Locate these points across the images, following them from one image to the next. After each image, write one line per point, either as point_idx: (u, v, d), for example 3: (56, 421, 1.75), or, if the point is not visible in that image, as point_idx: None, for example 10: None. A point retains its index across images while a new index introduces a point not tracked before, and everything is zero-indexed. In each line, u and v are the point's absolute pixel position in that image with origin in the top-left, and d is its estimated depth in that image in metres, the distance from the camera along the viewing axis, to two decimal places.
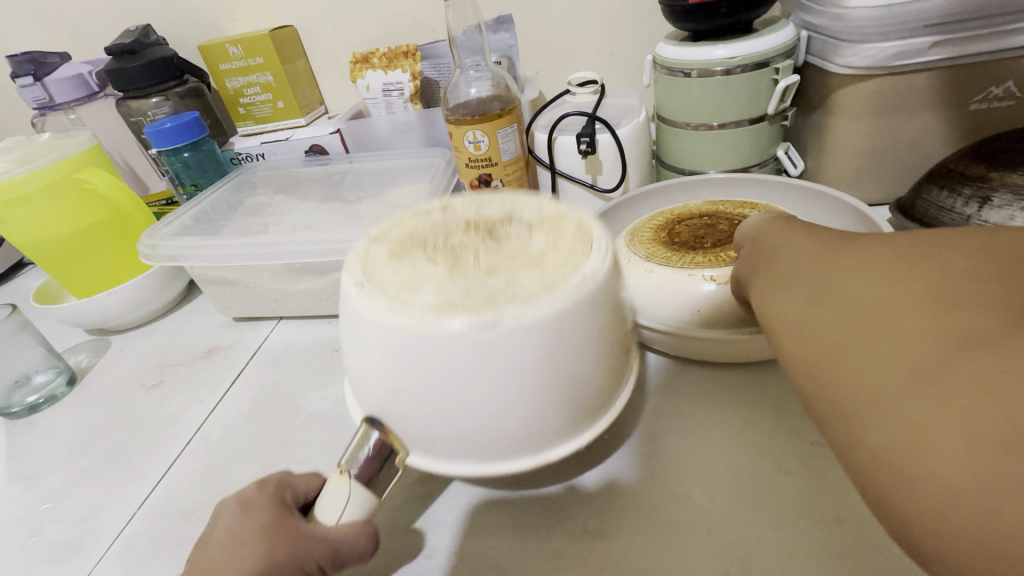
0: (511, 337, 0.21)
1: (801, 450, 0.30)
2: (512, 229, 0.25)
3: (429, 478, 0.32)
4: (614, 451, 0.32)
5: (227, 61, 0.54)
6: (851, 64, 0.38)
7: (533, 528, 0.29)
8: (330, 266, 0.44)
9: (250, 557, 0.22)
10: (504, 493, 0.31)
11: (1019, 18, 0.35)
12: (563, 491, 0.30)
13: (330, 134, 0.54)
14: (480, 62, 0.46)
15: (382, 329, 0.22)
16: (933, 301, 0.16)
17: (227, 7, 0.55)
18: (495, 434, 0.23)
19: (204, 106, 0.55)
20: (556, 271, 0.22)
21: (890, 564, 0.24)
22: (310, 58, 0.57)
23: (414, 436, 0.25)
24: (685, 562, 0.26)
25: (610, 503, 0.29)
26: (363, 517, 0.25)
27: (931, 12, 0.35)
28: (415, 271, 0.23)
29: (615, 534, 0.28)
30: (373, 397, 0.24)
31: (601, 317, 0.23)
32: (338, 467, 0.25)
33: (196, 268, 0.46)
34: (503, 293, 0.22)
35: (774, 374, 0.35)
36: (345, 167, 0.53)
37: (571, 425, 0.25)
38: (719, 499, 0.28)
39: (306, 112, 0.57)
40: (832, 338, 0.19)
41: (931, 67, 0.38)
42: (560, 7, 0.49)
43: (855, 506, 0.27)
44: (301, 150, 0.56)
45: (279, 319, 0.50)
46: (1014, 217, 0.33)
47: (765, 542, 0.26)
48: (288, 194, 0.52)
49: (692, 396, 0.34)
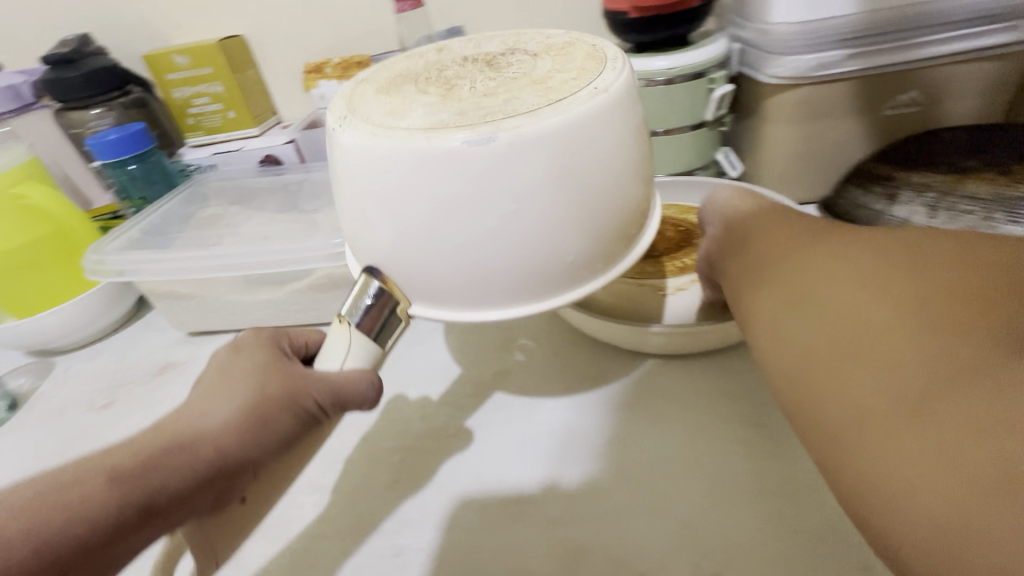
0: (507, 153, 0.21)
1: (747, 430, 0.32)
2: (513, 61, 0.26)
3: (392, 483, 0.33)
4: (572, 446, 0.33)
5: (174, 71, 0.53)
6: (778, 74, 0.41)
7: (492, 527, 0.29)
8: (288, 276, 0.44)
9: (238, 389, 0.24)
10: (465, 493, 0.31)
11: (924, 32, 0.38)
12: (522, 488, 0.31)
13: (285, 143, 0.54)
14: None
15: (370, 149, 0.22)
16: (916, 328, 0.18)
17: (172, 17, 0.54)
18: (492, 271, 0.23)
19: (149, 116, 0.54)
20: (559, 88, 0.23)
21: (826, 531, 0.26)
22: (261, 68, 0.57)
23: (415, 281, 0.25)
24: (643, 540, 0.27)
25: (567, 495, 0.30)
26: (365, 366, 0.26)
27: (847, 26, 0.38)
28: (404, 102, 0.24)
29: (574, 522, 0.29)
30: (374, 241, 0.25)
31: (615, 124, 0.23)
32: (339, 317, 0.26)
33: (147, 283, 0.45)
34: (500, 111, 0.22)
35: (720, 363, 0.36)
36: (301, 177, 0.53)
37: (573, 268, 0.24)
38: (672, 481, 0.30)
39: (259, 122, 0.56)
40: (822, 358, 0.20)
41: (849, 77, 0.40)
42: (509, 18, 0.51)
43: (795, 478, 0.29)
44: (255, 161, 0.55)
45: (237, 332, 0.49)
46: (915, 212, 0.36)
47: (717, 518, 0.27)
48: (243, 205, 0.52)
49: (644, 385, 0.36)
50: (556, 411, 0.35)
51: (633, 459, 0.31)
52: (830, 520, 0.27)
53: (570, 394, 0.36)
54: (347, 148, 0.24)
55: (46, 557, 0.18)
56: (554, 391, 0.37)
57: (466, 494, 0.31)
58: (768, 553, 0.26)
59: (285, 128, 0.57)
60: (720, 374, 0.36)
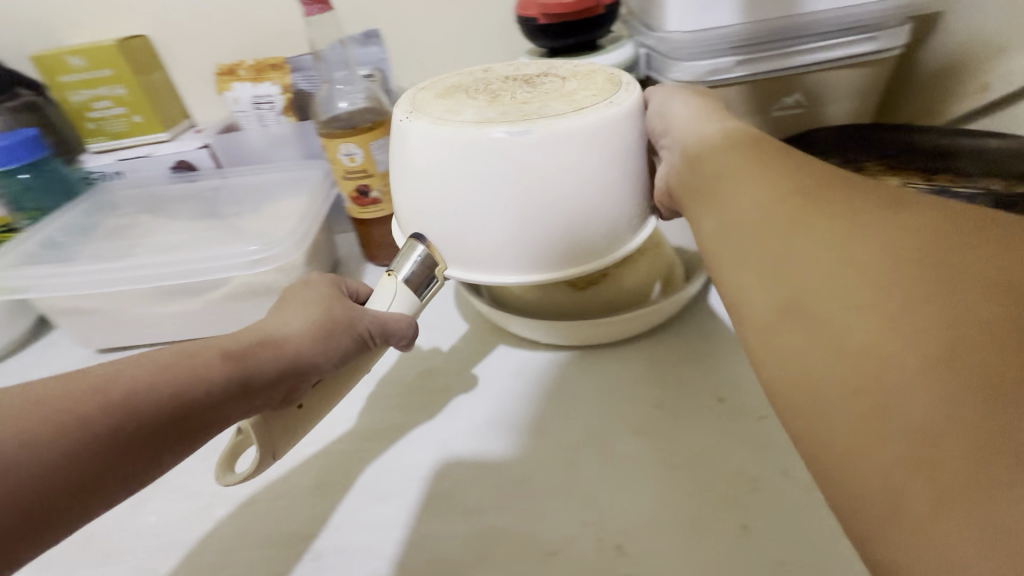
0: (540, 142, 0.30)
1: (652, 412, 0.34)
2: (546, 79, 0.35)
3: (315, 488, 0.32)
4: (495, 438, 0.34)
5: (68, 73, 0.50)
6: (677, 79, 0.44)
7: (410, 521, 0.29)
8: (203, 285, 0.42)
9: (311, 312, 0.26)
10: (390, 490, 0.31)
11: (801, 41, 0.41)
12: (446, 481, 0.31)
13: (198, 149, 0.52)
14: (349, 76, 0.46)
15: (431, 134, 0.32)
16: (951, 365, 0.15)
17: (66, 15, 0.51)
18: (515, 241, 0.32)
19: (42, 122, 0.51)
20: (583, 99, 0.32)
21: (715, 497, 0.28)
22: (170, 69, 0.54)
23: (450, 243, 0.34)
24: (548, 523, 0.28)
25: (488, 484, 0.31)
26: (410, 314, 0.32)
27: (733, 35, 0.41)
28: (457, 104, 0.33)
29: (490, 509, 0.29)
30: (426, 214, 0.33)
31: (620, 133, 0.32)
32: (388, 272, 0.32)
33: (45, 300, 0.42)
34: (536, 114, 0.31)
35: (632, 351, 0.39)
36: (218, 183, 0.52)
37: (581, 246, 0.33)
38: (580, 464, 0.31)
39: (169, 126, 0.54)
40: (838, 385, 0.17)
41: (741, 82, 0.43)
42: (427, 21, 0.51)
43: (691, 452, 0.31)
44: (166, 167, 0.53)
45: (150, 347, 0.47)
46: None
47: (621, 496, 0.29)
48: (153, 213, 0.50)
49: (559, 376, 0.37)
50: (481, 404, 0.36)
51: (547, 446, 0.33)
52: (722, 491, 0.29)
53: (493, 388, 0.37)
54: (415, 136, 0.32)
55: (137, 408, 0.19)
56: (477, 386, 0.37)
57: (386, 492, 0.31)
58: (664, 522, 0.28)
59: (199, 132, 0.55)
60: (631, 361, 0.38)
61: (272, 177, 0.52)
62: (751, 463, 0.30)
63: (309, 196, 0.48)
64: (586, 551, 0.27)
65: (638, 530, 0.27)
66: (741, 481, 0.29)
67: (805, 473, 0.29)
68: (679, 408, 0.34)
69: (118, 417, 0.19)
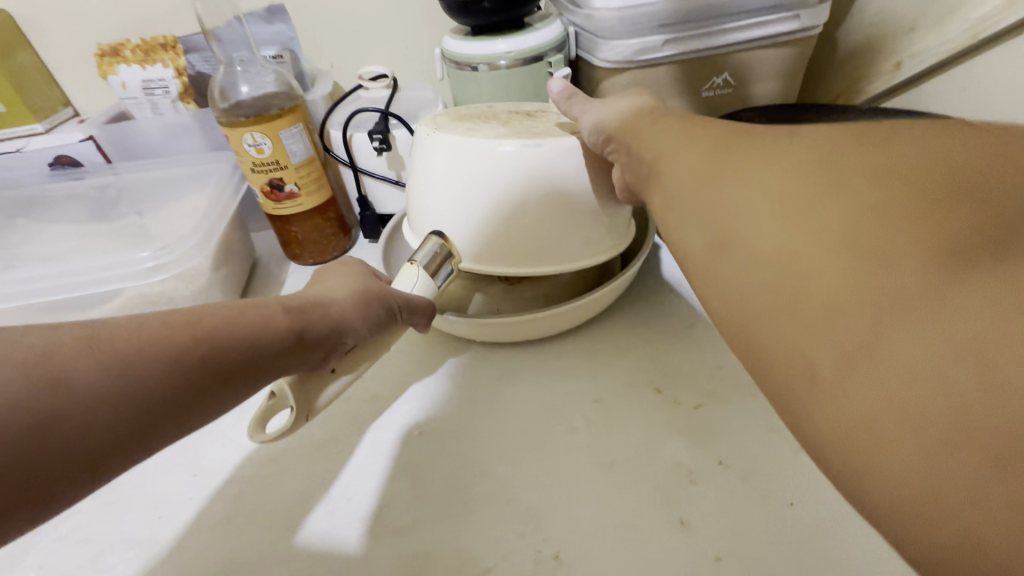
0: (552, 154, 0.31)
1: (590, 410, 0.33)
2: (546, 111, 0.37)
3: (231, 520, 0.29)
4: (429, 446, 0.32)
5: None
6: (607, 59, 0.42)
7: (335, 547, 0.27)
8: (92, 298, 0.37)
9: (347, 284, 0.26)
10: (314, 512, 0.29)
11: (727, 20, 0.41)
12: (377, 500, 0.29)
13: (81, 142, 0.45)
14: (251, 58, 0.41)
15: (452, 148, 0.33)
16: (849, 250, 0.14)
17: None
18: (529, 244, 0.33)
19: None
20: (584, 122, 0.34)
21: (647, 500, 0.28)
22: (41, 50, 0.47)
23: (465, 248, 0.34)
24: (482, 542, 0.27)
25: (423, 499, 0.29)
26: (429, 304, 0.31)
27: (660, 13, 0.40)
28: (475, 124, 0.35)
29: (418, 526, 0.28)
30: (441, 221, 0.34)
31: None
32: (410, 260, 0.31)
33: None
34: (543, 133, 0.32)
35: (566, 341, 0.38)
36: (109, 180, 0.46)
37: (587, 249, 0.34)
38: (516, 470, 0.30)
39: (44, 116, 0.47)
40: (754, 305, 0.16)
41: (671, 61, 0.42)
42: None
43: (625, 448, 0.30)
44: (43, 163, 0.46)
45: None
46: None
47: (560, 504, 0.28)
48: (31, 218, 0.44)
49: (489, 377, 0.36)
50: (414, 411, 0.34)
51: (484, 449, 0.31)
52: (654, 492, 0.28)
53: (425, 392, 0.35)
54: (435, 148, 0.34)
55: (194, 340, 0.19)
56: (410, 392, 0.35)
57: (309, 517, 0.29)
58: (603, 525, 0.27)
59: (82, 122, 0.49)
60: (565, 351, 0.37)
61: (170, 170, 0.46)
62: (690, 457, 0.29)
63: (216, 191, 0.44)
64: (522, 565, 0.26)
65: (575, 533, 0.26)
66: (678, 474, 0.29)
67: (739, 461, 0.29)
68: (616, 402, 0.33)
69: (179, 354, 0.18)
